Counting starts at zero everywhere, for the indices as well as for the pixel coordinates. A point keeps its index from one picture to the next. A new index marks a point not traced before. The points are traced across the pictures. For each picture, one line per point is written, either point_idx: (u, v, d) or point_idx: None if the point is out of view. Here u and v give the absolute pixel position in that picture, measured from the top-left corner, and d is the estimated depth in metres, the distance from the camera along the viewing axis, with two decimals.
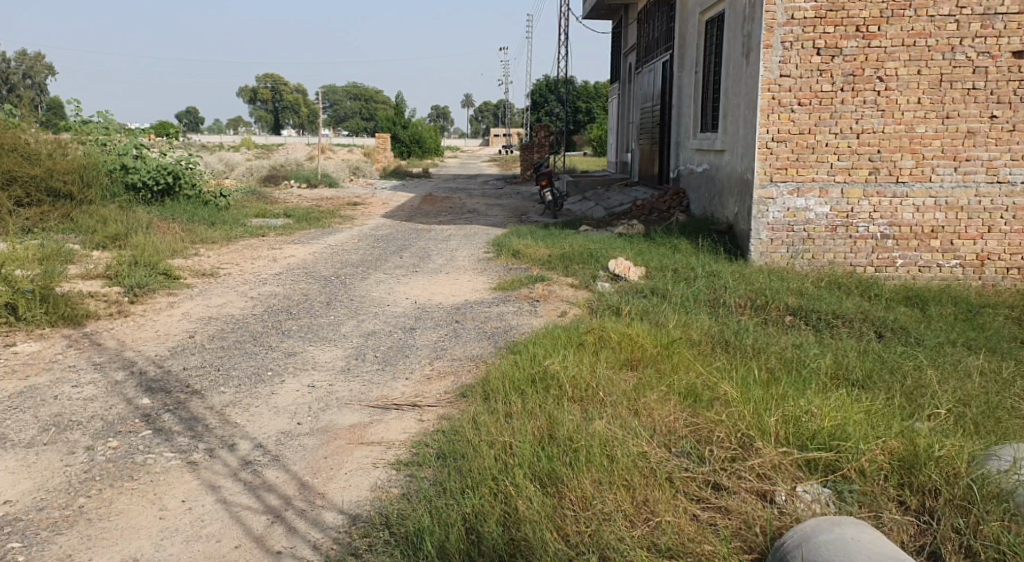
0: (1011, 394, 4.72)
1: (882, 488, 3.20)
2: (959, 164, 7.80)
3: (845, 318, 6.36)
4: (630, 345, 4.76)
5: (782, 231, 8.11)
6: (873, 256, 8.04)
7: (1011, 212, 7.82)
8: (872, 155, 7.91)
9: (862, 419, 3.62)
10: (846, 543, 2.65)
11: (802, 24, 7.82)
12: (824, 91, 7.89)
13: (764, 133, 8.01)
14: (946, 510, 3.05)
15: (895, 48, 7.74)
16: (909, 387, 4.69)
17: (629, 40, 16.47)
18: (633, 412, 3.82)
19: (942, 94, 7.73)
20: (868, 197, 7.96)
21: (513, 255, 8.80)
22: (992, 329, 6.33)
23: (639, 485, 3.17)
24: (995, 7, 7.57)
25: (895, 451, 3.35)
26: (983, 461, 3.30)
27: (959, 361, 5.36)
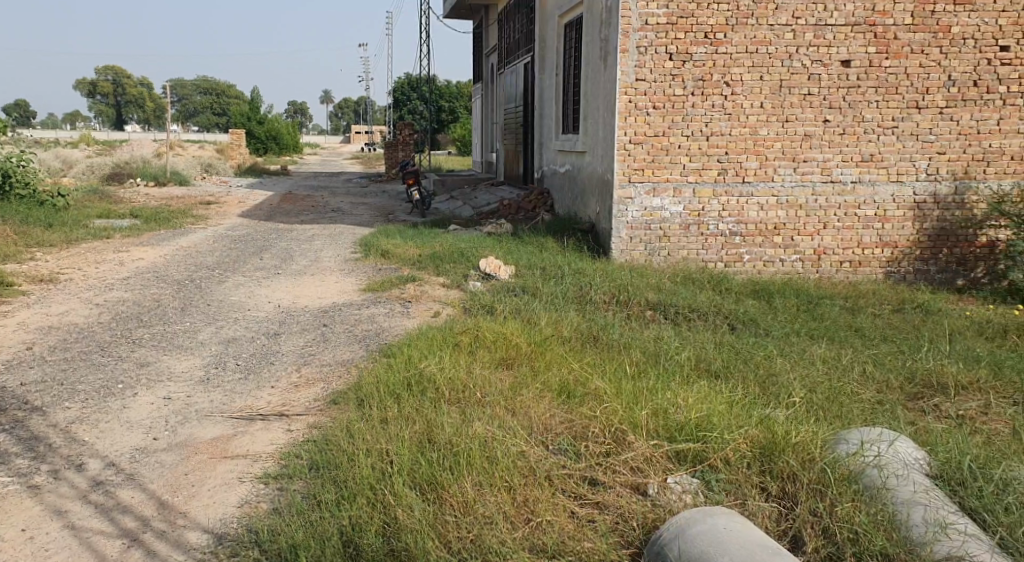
0: (851, 381, 5.05)
1: (745, 476, 3.31)
2: (798, 165, 8.32)
3: (700, 312, 6.64)
4: (503, 344, 4.76)
5: (641, 229, 8.36)
6: (723, 252, 8.44)
7: (843, 211, 8.39)
8: (721, 156, 8.29)
9: (724, 409, 3.74)
10: (719, 533, 2.73)
11: (655, 30, 8.08)
12: (676, 94, 8.19)
13: (622, 135, 8.23)
14: (804, 494, 3.18)
15: (740, 54, 8.13)
16: (761, 376, 4.94)
17: (490, 41, 16.56)
18: (509, 411, 3.81)
19: (782, 99, 8.21)
20: (718, 197, 8.35)
21: (381, 256, 8.65)
22: (830, 319, 6.79)
23: (518, 486, 3.16)
24: (825, 18, 8.09)
25: (756, 439, 3.46)
26: (833, 446, 3.49)
27: (804, 351, 5.70)
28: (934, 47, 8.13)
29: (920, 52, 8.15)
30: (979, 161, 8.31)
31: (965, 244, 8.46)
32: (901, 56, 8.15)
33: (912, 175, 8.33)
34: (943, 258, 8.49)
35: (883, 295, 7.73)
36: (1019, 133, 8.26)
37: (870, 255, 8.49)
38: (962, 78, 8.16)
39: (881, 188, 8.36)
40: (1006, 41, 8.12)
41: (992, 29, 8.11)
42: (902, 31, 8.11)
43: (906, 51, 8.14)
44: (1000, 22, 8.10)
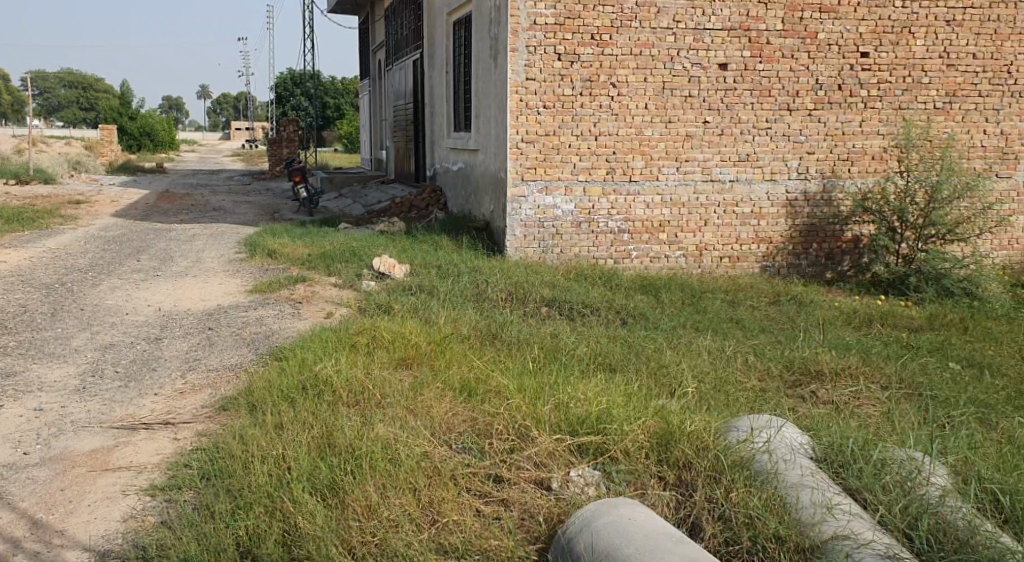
0: (735, 370, 5.24)
1: (644, 465, 3.32)
2: (680, 164, 8.58)
3: (593, 307, 6.74)
4: (401, 344, 4.69)
5: (534, 227, 8.42)
6: (612, 249, 8.61)
7: (722, 209, 8.71)
8: (609, 155, 8.45)
9: (623, 401, 3.77)
10: (624, 523, 2.73)
11: (543, 30, 8.14)
12: (565, 94, 8.28)
13: (514, 133, 8.25)
14: (700, 482, 3.21)
15: (625, 56, 8.31)
16: (653, 367, 5.06)
17: (376, 37, 16.35)
18: (411, 412, 3.74)
19: (665, 100, 8.44)
20: (607, 195, 8.50)
21: (268, 255, 8.37)
22: (714, 311, 7.03)
23: (422, 487, 3.11)
24: (704, 23, 8.37)
25: (653, 429, 3.49)
26: (726, 433, 3.57)
27: (691, 343, 5.87)
28: (803, 52, 8.55)
29: (790, 57, 8.54)
30: (845, 161, 8.80)
31: (833, 240, 8.93)
32: (773, 60, 8.53)
33: (784, 174, 8.74)
34: (814, 253, 8.92)
35: (761, 288, 8.06)
36: (879, 134, 8.78)
37: (748, 250, 8.85)
38: (828, 82, 8.62)
39: (756, 187, 8.73)
40: (866, 47, 8.61)
41: (853, 36, 8.57)
42: (774, 37, 8.48)
43: (778, 55, 8.52)
44: (861, 29, 8.57)
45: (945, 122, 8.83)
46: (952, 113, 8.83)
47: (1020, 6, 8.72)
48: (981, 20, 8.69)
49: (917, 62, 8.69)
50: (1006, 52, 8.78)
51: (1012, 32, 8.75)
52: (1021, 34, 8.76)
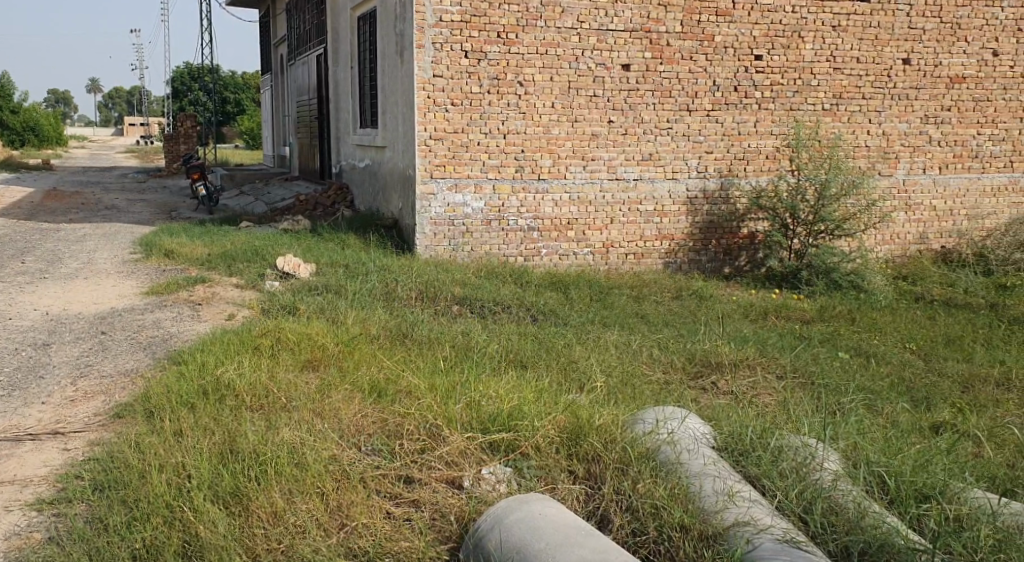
0: (641, 364, 5.35)
1: (554, 461, 3.32)
2: (587, 163, 8.70)
3: (503, 305, 6.76)
4: (308, 346, 4.59)
5: (444, 225, 8.38)
6: (522, 247, 8.65)
7: (627, 206, 8.88)
8: (517, 153, 8.48)
9: (533, 398, 3.78)
10: (536, 519, 2.71)
11: (449, 27, 8.11)
12: (473, 92, 8.27)
13: (422, 131, 8.18)
14: (609, 474, 3.23)
15: (531, 55, 8.35)
16: (563, 363, 5.11)
17: (277, 32, 15.96)
18: (318, 414, 3.65)
19: (571, 99, 8.53)
20: (516, 193, 8.53)
21: (165, 256, 8.05)
22: (621, 307, 7.15)
23: (330, 491, 3.04)
24: (607, 24, 8.50)
25: (563, 425, 3.50)
26: (633, 426, 3.61)
27: (599, 339, 5.96)
28: (701, 54, 8.78)
29: (689, 59, 8.77)
30: (741, 160, 9.10)
31: (731, 236, 9.22)
32: (674, 62, 8.73)
33: (685, 173, 8.97)
34: (713, 249, 9.19)
35: (664, 284, 8.25)
36: (772, 134, 9.12)
37: (652, 247, 9.04)
38: (725, 84, 8.89)
39: (660, 185, 8.93)
40: (760, 50, 8.91)
41: (747, 40, 8.86)
42: (674, 39, 8.68)
43: (678, 57, 8.73)
44: (754, 33, 8.87)
45: (833, 123, 9.24)
46: (840, 114, 9.24)
47: (898, 12, 9.16)
48: (864, 26, 9.11)
49: (807, 65, 9.06)
50: (887, 57, 9.23)
51: (891, 37, 9.19)
52: (899, 40, 9.22)
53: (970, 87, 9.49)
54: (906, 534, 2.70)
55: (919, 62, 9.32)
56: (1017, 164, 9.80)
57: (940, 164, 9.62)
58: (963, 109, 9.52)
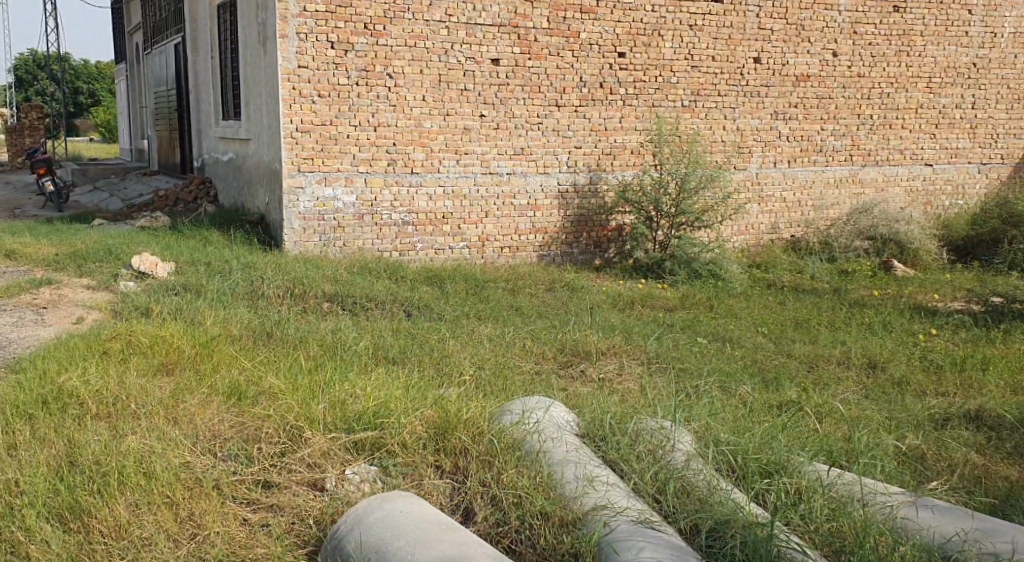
0: (513, 356, 5.41)
1: (421, 456, 3.26)
2: (460, 157, 8.70)
3: (376, 300, 6.69)
4: (163, 349, 4.39)
5: (313, 220, 8.20)
6: (396, 242, 8.57)
7: (501, 200, 8.95)
8: (389, 147, 8.39)
9: (401, 394, 3.72)
10: (395, 517, 2.69)
11: (314, 17, 7.92)
12: (340, 84, 8.11)
13: (288, 123, 7.97)
14: (475, 467, 3.19)
15: (399, 47, 8.27)
16: (435, 358, 5.10)
17: (132, 19, 15.16)
18: (172, 421, 3.49)
19: (441, 93, 8.52)
20: (389, 187, 8.44)
21: (7, 257, 7.51)
22: (495, 300, 7.21)
23: (180, 500, 2.93)
24: (475, 18, 8.53)
25: (430, 419, 3.43)
26: (500, 418, 3.59)
27: (472, 332, 5.99)
28: (567, 51, 8.95)
29: (556, 55, 8.91)
30: (608, 155, 9.35)
31: (600, 228, 9.44)
32: (542, 57, 8.86)
33: (556, 167, 9.13)
34: (585, 241, 9.38)
35: (537, 276, 8.37)
36: (637, 130, 9.41)
37: (526, 240, 9.15)
38: (591, 80, 9.10)
39: (532, 179, 9.05)
40: (623, 48, 9.16)
41: (611, 37, 9.10)
42: (541, 34, 8.80)
43: (545, 53, 8.86)
44: (617, 30, 9.11)
45: (692, 119, 9.63)
46: (697, 110, 9.63)
47: (749, 13, 9.63)
48: (718, 26, 9.52)
49: (666, 63, 9.39)
50: (739, 56, 9.68)
51: (743, 37, 9.65)
52: (750, 39, 9.69)
53: (814, 85, 10.08)
54: (751, 510, 2.81)
55: (768, 61, 9.82)
56: (857, 158, 10.48)
57: (789, 157, 10.18)
58: (808, 106, 10.11)
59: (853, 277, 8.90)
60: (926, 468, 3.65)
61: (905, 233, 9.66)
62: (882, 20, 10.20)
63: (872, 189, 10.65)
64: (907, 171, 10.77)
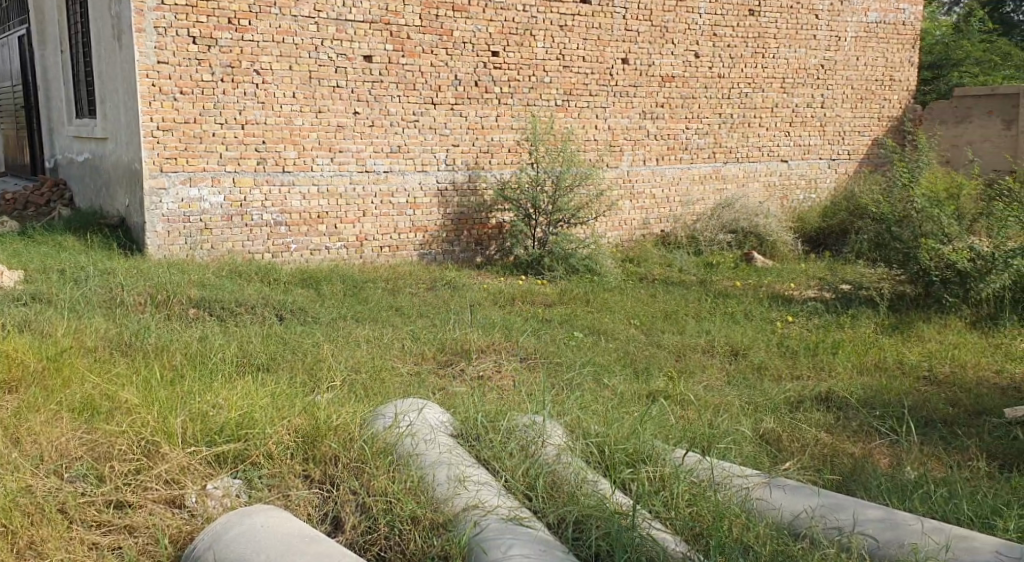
0: (390, 357, 5.36)
1: (288, 466, 3.16)
2: (334, 155, 8.53)
3: (247, 304, 6.47)
4: (5, 365, 4.09)
5: (178, 222, 7.86)
6: (268, 243, 8.33)
7: (378, 199, 8.83)
8: (258, 145, 8.13)
9: (268, 402, 3.59)
10: (255, 531, 2.61)
11: (173, 10, 7.57)
12: (204, 80, 7.79)
13: (148, 121, 7.60)
14: (344, 475, 3.12)
15: (266, 43, 8.02)
16: (308, 363, 4.98)
17: None
18: (13, 442, 3.26)
19: (312, 90, 8.32)
20: (259, 186, 8.19)
21: None
22: (373, 301, 7.11)
23: (20, 528, 2.75)
24: (345, 14, 8.37)
25: (298, 428, 3.32)
26: (373, 421, 3.51)
27: (348, 335, 5.89)
28: (440, 49, 8.92)
29: (430, 52, 8.87)
30: (485, 153, 9.39)
31: (480, 226, 9.45)
32: (415, 55, 8.79)
33: (433, 165, 9.10)
34: (465, 239, 9.38)
35: (417, 275, 8.31)
36: (512, 128, 9.49)
37: (405, 239, 9.07)
38: (465, 78, 9.11)
39: (409, 177, 8.98)
40: (495, 47, 9.22)
41: (484, 36, 9.13)
42: (413, 32, 8.73)
43: (418, 51, 8.80)
44: (490, 29, 9.15)
45: (565, 118, 9.79)
46: (570, 109, 9.81)
47: (616, 15, 9.88)
48: (587, 26, 9.73)
49: (539, 63, 9.51)
50: (608, 56, 9.92)
51: (611, 38, 9.90)
52: (618, 40, 9.94)
53: (678, 85, 10.46)
54: (615, 502, 2.87)
55: (635, 61, 10.11)
56: (719, 155, 10.95)
57: (657, 155, 10.52)
58: (673, 106, 10.47)
59: (718, 269, 9.29)
60: (781, 449, 3.85)
61: (763, 226, 10.17)
62: (738, 23, 10.69)
63: (734, 184, 11.15)
64: (765, 168, 11.33)
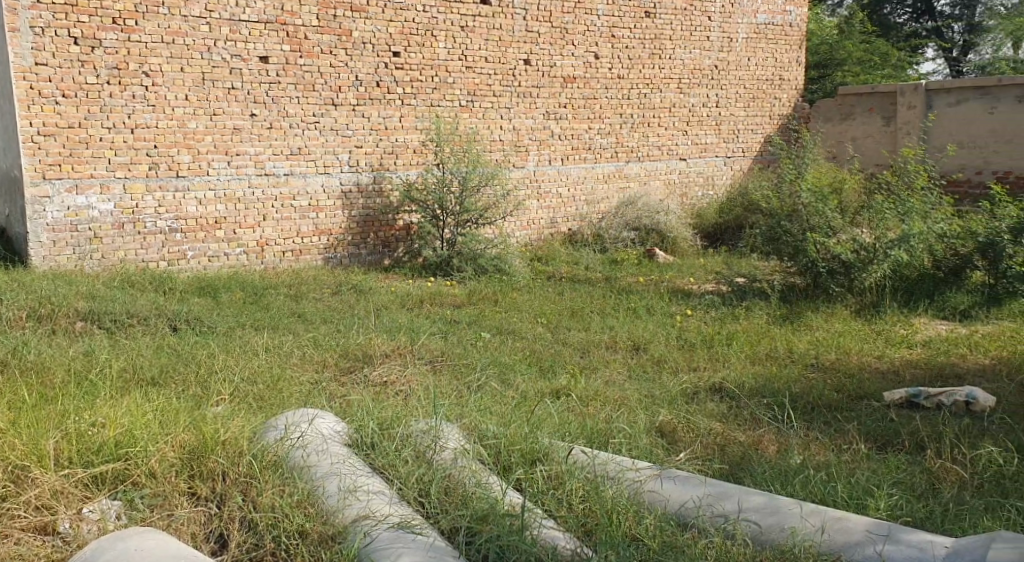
0: (289, 365, 5.24)
1: (171, 485, 3.04)
2: (231, 158, 8.29)
3: (140, 316, 6.22)
4: None
5: (64, 231, 7.48)
6: (163, 251, 8.03)
7: (279, 203, 8.63)
8: (149, 149, 7.82)
9: (152, 417, 3.45)
10: (128, 555, 2.50)
11: (51, 10, 7.22)
12: (88, 82, 7.46)
13: (27, 125, 7.22)
14: (232, 491, 3.02)
15: (155, 44, 7.73)
16: (202, 374, 4.82)
17: None
18: None
19: (206, 92, 8.07)
20: (152, 192, 7.88)
21: None
22: (275, 307, 6.94)
23: None
24: (238, 14, 8.16)
25: (184, 443, 3.21)
26: (263, 434, 3.42)
27: (247, 343, 5.73)
28: (339, 49, 8.79)
29: (328, 53, 8.72)
30: (390, 154, 9.29)
31: (386, 228, 9.35)
32: (313, 55, 8.63)
33: (336, 167, 8.95)
34: (371, 241, 9.27)
35: (321, 280, 8.16)
36: (416, 129, 9.43)
37: (309, 243, 8.89)
38: (366, 79, 9.00)
39: (310, 179, 8.80)
40: (396, 47, 9.13)
41: (384, 37, 9.04)
42: (311, 32, 8.58)
43: (316, 51, 8.65)
44: (390, 30, 9.07)
45: (469, 118, 9.79)
46: (474, 110, 9.81)
47: (516, 16, 9.94)
48: (488, 27, 9.75)
49: (441, 63, 9.47)
50: (510, 57, 9.97)
51: (512, 39, 9.95)
52: (519, 41, 10.01)
53: (580, 85, 10.59)
54: (506, 505, 2.88)
55: (537, 62, 10.19)
56: (622, 154, 11.15)
57: (562, 155, 10.63)
58: (576, 106, 10.61)
59: (623, 265, 9.45)
60: (676, 441, 3.94)
61: (664, 223, 10.41)
62: (635, 25, 10.91)
63: (637, 182, 11.37)
64: (665, 166, 11.60)
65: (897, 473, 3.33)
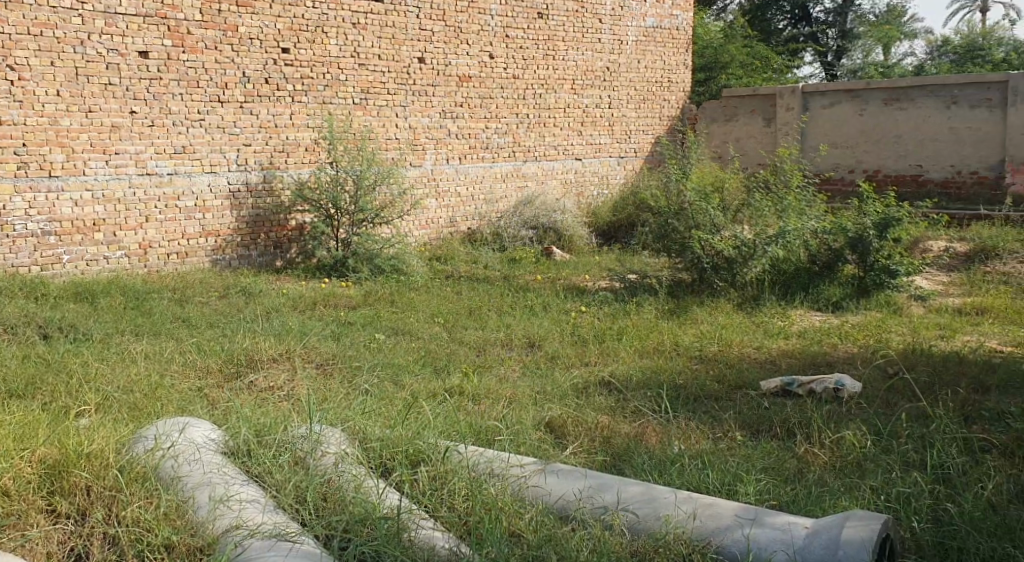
0: (171, 373, 5.03)
1: (28, 502, 2.86)
2: (109, 157, 7.90)
3: (7, 325, 5.85)
4: None
5: None
6: (35, 255, 7.57)
7: (163, 203, 8.29)
8: (17, 148, 7.36)
9: (10, 432, 3.25)
10: None
11: None
12: None
13: None
14: (94, 507, 2.88)
15: (21, 36, 7.29)
16: (74, 384, 4.56)
17: None
18: None
19: (80, 87, 7.67)
20: (21, 194, 7.42)
21: None
22: (158, 312, 6.66)
23: None
24: (114, 6, 7.79)
25: (44, 458, 3.03)
26: (131, 446, 3.27)
27: (124, 351, 5.47)
28: (225, 45, 8.51)
29: (213, 49, 8.44)
30: (280, 153, 9.06)
31: (278, 228, 9.12)
32: (197, 51, 8.33)
33: (224, 166, 8.67)
34: (262, 242, 9.02)
35: (208, 283, 7.88)
36: (307, 127, 9.22)
37: (195, 244, 8.58)
38: (254, 75, 8.75)
39: (196, 179, 8.49)
40: (285, 43, 8.91)
41: (272, 33, 8.81)
42: (194, 27, 8.28)
43: (201, 47, 8.35)
44: (278, 26, 8.85)
45: (363, 116, 9.65)
46: (368, 108, 9.67)
47: (409, 14, 9.86)
48: (380, 25, 9.64)
49: (332, 60, 9.30)
50: (403, 55, 9.88)
51: (405, 37, 9.87)
52: (413, 40, 9.93)
53: (475, 85, 10.60)
54: (383, 508, 2.85)
55: (431, 61, 10.14)
56: (518, 154, 11.22)
57: (459, 154, 10.61)
58: (471, 105, 10.61)
59: (521, 264, 9.50)
60: (563, 436, 3.99)
61: (560, 221, 10.52)
62: (529, 25, 11.00)
63: (533, 181, 11.46)
64: (561, 166, 11.73)
65: (767, 460, 3.47)
